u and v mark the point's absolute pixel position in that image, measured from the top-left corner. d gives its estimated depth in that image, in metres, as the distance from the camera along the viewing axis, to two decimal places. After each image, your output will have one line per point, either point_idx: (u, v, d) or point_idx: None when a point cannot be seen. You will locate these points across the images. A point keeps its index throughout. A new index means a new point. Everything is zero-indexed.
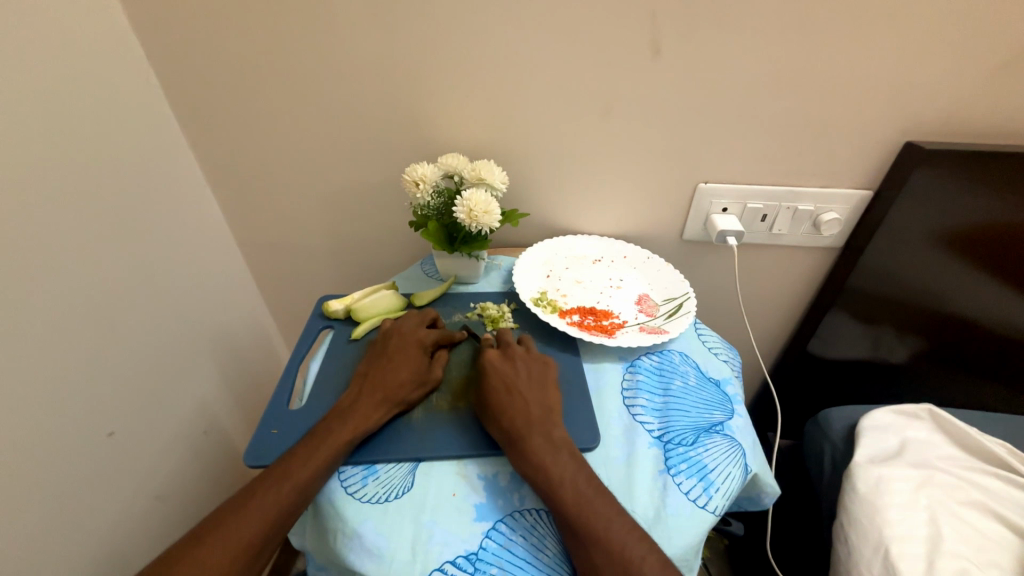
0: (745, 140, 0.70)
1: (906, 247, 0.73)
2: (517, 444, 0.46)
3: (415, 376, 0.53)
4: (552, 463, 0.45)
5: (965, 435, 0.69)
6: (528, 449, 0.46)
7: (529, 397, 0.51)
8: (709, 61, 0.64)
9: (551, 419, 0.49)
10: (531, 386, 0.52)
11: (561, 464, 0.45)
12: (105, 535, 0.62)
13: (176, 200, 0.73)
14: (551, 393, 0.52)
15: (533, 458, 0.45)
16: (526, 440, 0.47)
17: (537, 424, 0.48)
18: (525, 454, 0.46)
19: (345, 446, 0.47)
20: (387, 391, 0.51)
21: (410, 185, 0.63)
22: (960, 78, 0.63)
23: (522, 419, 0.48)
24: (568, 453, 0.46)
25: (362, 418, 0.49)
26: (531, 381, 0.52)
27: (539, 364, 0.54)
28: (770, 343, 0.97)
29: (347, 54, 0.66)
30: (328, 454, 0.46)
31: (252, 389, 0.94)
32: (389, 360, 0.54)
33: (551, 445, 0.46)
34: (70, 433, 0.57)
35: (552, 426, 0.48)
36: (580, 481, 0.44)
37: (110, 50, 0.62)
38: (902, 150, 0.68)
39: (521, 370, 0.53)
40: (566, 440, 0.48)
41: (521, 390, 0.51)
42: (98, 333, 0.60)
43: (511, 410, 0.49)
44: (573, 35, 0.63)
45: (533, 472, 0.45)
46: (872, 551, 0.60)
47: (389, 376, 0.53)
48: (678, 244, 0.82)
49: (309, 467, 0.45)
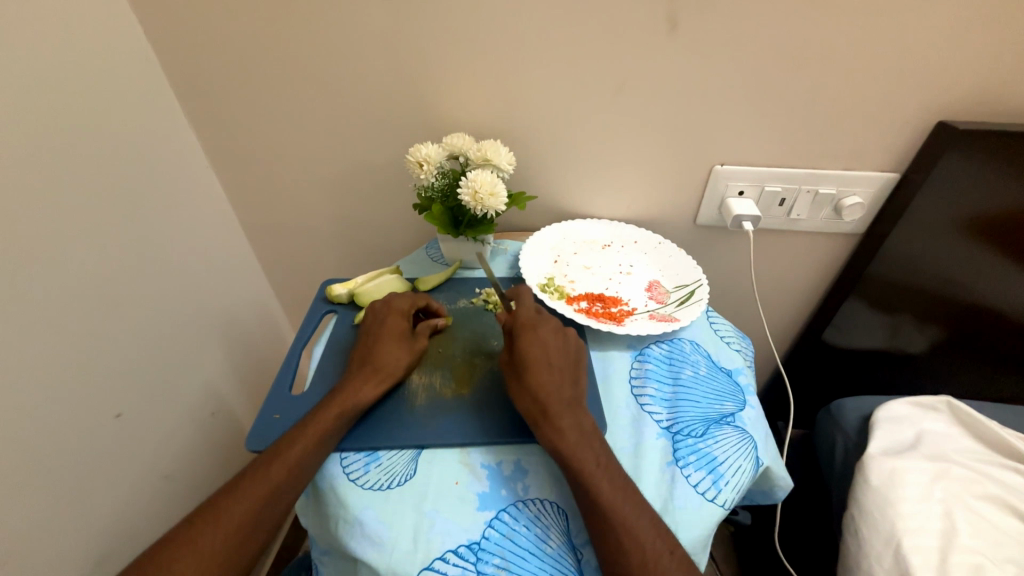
0: (766, 120, 0.67)
1: (932, 233, 0.70)
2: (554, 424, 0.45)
3: (405, 354, 0.53)
4: (585, 448, 0.44)
5: (986, 428, 0.67)
6: (565, 430, 0.45)
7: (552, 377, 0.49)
8: (730, 37, 0.60)
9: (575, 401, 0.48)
10: (568, 367, 0.51)
11: (592, 449, 0.44)
12: (115, 514, 0.63)
13: (178, 183, 0.72)
14: (584, 378, 0.51)
15: (571, 440, 0.44)
16: (563, 421, 0.45)
17: (572, 406, 0.47)
18: (564, 437, 0.44)
19: (335, 423, 0.47)
20: (376, 367, 0.52)
21: (415, 166, 0.61)
22: (1003, 53, 0.58)
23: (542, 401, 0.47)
24: (601, 441, 0.46)
25: (353, 393, 0.49)
26: (568, 363, 0.51)
27: (573, 343, 0.53)
28: (782, 330, 0.94)
29: (350, 30, 0.64)
30: (317, 432, 0.46)
31: (259, 372, 0.95)
32: (374, 337, 0.54)
33: (585, 430, 0.46)
34: (77, 416, 0.57)
35: (585, 411, 0.48)
36: (604, 470, 0.43)
37: (105, 23, 0.60)
38: (933, 131, 0.65)
39: (560, 349, 0.51)
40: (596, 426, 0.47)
41: (558, 368, 0.50)
42: (103, 315, 0.60)
43: (548, 388, 0.47)
44: (586, 9, 0.60)
45: (568, 455, 0.44)
46: (882, 544, 0.58)
47: (380, 352, 0.53)
48: (690, 229, 0.80)
49: (299, 447, 0.45)
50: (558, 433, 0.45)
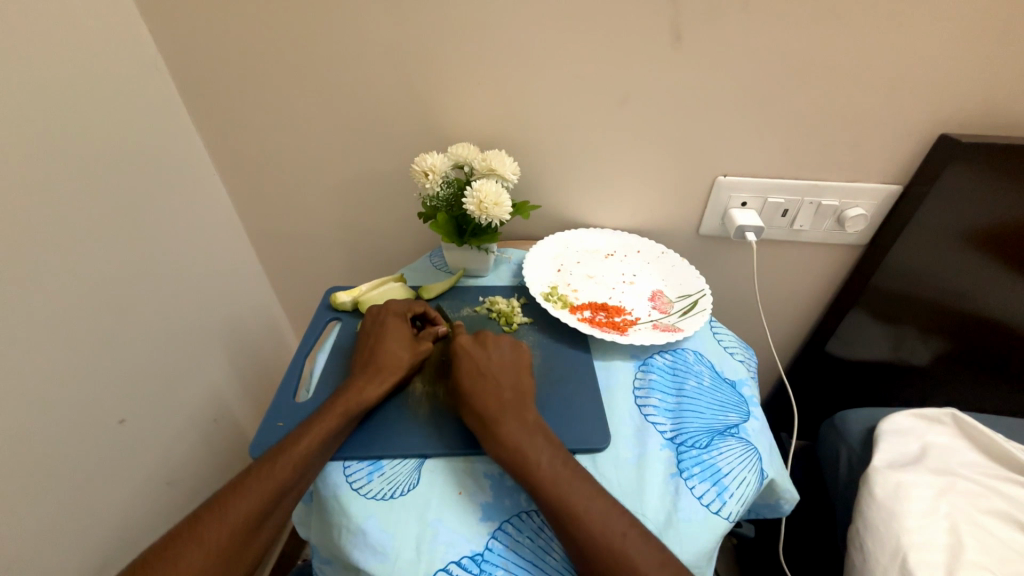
0: (767, 132, 0.67)
1: (934, 245, 0.70)
2: (490, 430, 0.45)
3: (409, 355, 0.54)
4: (525, 447, 0.44)
5: (991, 442, 0.66)
6: (502, 435, 0.45)
7: (501, 381, 0.50)
8: (730, 50, 0.61)
9: (525, 402, 0.48)
10: (506, 369, 0.51)
11: (534, 446, 0.44)
12: (117, 520, 0.63)
13: (186, 190, 0.73)
14: (525, 378, 0.51)
15: (507, 445, 0.44)
16: (499, 425, 0.45)
17: (509, 408, 0.47)
18: (501, 441, 0.44)
19: (341, 421, 0.47)
20: (379, 366, 0.52)
21: (420, 175, 0.62)
22: (1001, 68, 0.59)
23: (493, 402, 0.47)
24: (544, 437, 0.45)
25: (357, 394, 0.50)
26: (504, 365, 0.51)
27: (511, 345, 0.54)
28: (785, 341, 0.94)
29: (355, 40, 0.65)
30: (322, 429, 0.46)
31: (262, 378, 0.95)
32: (376, 337, 0.55)
33: (524, 429, 0.45)
34: (81, 421, 0.57)
35: (525, 409, 0.47)
36: (550, 466, 0.43)
37: (116, 34, 0.61)
38: (935, 144, 0.65)
39: (493, 355, 0.52)
40: (540, 422, 0.47)
41: (491, 372, 0.50)
42: (109, 319, 0.61)
43: (481, 395, 0.48)
44: (588, 23, 0.61)
45: (508, 460, 0.44)
46: (888, 558, 0.58)
47: (383, 354, 0.53)
48: (693, 239, 0.80)
49: (304, 446, 0.45)
50: (494, 441, 0.45)
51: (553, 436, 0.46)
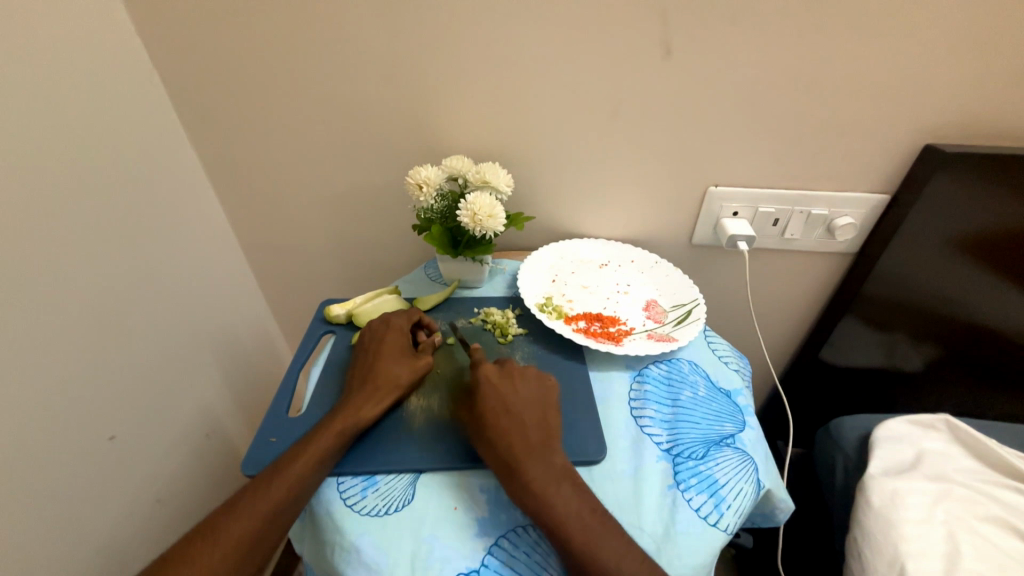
0: (757, 143, 0.68)
1: (923, 252, 0.71)
2: (517, 477, 0.43)
3: (405, 369, 0.53)
4: (553, 497, 0.42)
5: (984, 447, 0.67)
6: (530, 483, 0.43)
7: (528, 419, 0.48)
8: (718, 64, 0.62)
9: (550, 443, 0.47)
10: (531, 407, 0.49)
11: (562, 497, 0.42)
12: (105, 540, 0.61)
13: (179, 203, 0.73)
14: (552, 416, 0.49)
15: (535, 493, 0.42)
16: (527, 471, 0.44)
17: (536, 452, 0.45)
18: (528, 489, 0.43)
19: (337, 439, 0.47)
20: (377, 383, 0.52)
21: (414, 188, 0.62)
22: (981, 79, 0.60)
23: (519, 444, 0.45)
24: (572, 485, 0.44)
25: (353, 411, 0.49)
26: (531, 403, 0.49)
27: (538, 380, 0.52)
28: (779, 348, 0.95)
29: (349, 56, 0.65)
30: (319, 448, 0.46)
31: (255, 392, 0.93)
32: (373, 353, 0.55)
33: (552, 475, 0.44)
34: (70, 438, 0.56)
35: (552, 453, 0.46)
36: (578, 521, 0.41)
37: (109, 48, 0.61)
38: (920, 154, 0.66)
39: (520, 390, 0.50)
40: (568, 468, 0.45)
41: (519, 411, 0.48)
42: (99, 334, 0.60)
43: (508, 437, 0.46)
44: (579, 38, 0.62)
45: (535, 509, 0.42)
46: (886, 567, 0.57)
47: (381, 369, 0.53)
48: (687, 249, 0.81)
49: (299, 464, 0.45)
50: (520, 489, 0.43)
51: (581, 483, 0.44)
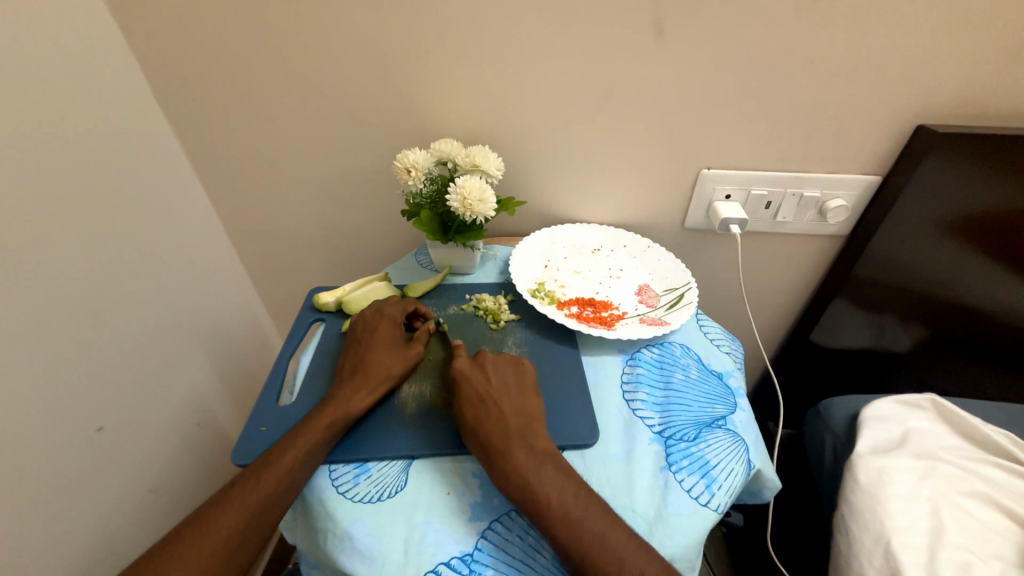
0: (751, 124, 0.68)
1: (914, 234, 0.71)
2: (496, 462, 0.44)
3: (397, 360, 0.53)
4: (535, 480, 0.42)
5: (968, 425, 0.68)
6: (510, 467, 0.43)
7: (505, 407, 0.48)
8: (713, 44, 0.61)
9: (530, 428, 0.47)
10: (508, 395, 0.49)
11: (544, 480, 0.43)
12: (97, 530, 0.61)
13: (163, 190, 0.71)
14: (530, 402, 0.49)
15: (514, 477, 0.43)
16: (506, 456, 0.44)
17: (515, 437, 0.45)
18: (509, 473, 0.43)
19: (328, 430, 0.47)
20: (368, 373, 0.51)
21: (403, 172, 0.60)
22: (977, 59, 0.60)
23: (496, 432, 0.45)
24: (554, 466, 0.44)
25: (344, 402, 0.49)
26: (506, 390, 0.49)
27: (513, 366, 0.52)
28: (770, 331, 0.95)
29: (335, 35, 0.63)
30: (310, 439, 0.46)
31: (246, 381, 0.93)
32: (365, 344, 0.54)
33: (533, 459, 0.44)
34: (58, 431, 0.55)
35: (532, 437, 0.46)
36: (561, 501, 0.41)
37: (84, 27, 0.58)
38: (913, 135, 0.66)
39: (494, 378, 0.50)
40: (549, 450, 0.45)
41: (496, 398, 0.48)
42: (85, 326, 0.59)
43: (485, 423, 0.46)
44: (573, 17, 0.60)
45: (517, 494, 0.42)
46: (872, 541, 0.59)
47: (371, 360, 0.53)
48: (679, 233, 0.80)
49: (290, 456, 0.44)
50: (501, 474, 0.43)
51: (564, 464, 0.44)
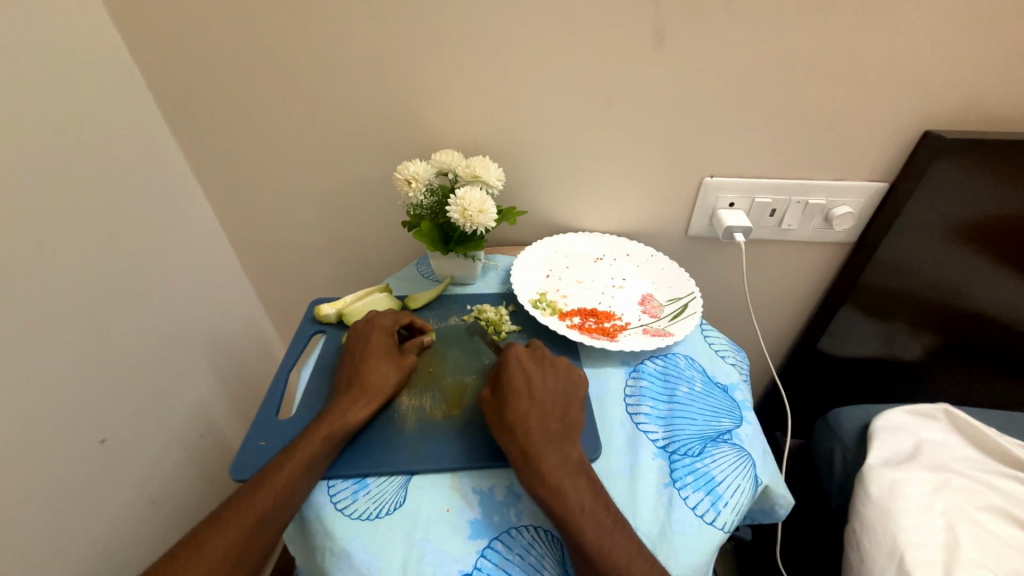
0: (753, 133, 0.67)
1: (922, 241, 0.70)
2: (532, 462, 0.43)
3: (393, 371, 0.52)
4: (564, 487, 0.42)
5: (983, 437, 0.66)
6: (546, 471, 0.43)
7: (550, 410, 0.47)
8: (712, 53, 0.61)
9: (569, 436, 0.46)
10: (555, 399, 0.49)
11: (574, 488, 0.42)
12: (99, 543, 0.61)
13: (167, 204, 0.71)
14: (575, 409, 0.49)
15: (550, 483, 0.42)
16: (543, 458, 0.43)
17: (555, 442, 0.45)
18: (542, 477, 0.42)
19: (324, 445, 0.46)
20: (364, 385, 0.51)
21: (403, 183, 0.60)
22: (983, 64, 0.59)
23: (540, 433, 0.45)
24: (586, 480, 0.43)
25: (339, 416, 0.48)
26: (557, 393, 0.49)
27: (567, 370, 0.51)
28: (777, 340, 0.94)
29: (336, 49, 0.64)
30: (305, 456, 0.45)
31: (250, 392, 0.93)
32: (359, 355, 0.54)
33: (566, 467, 0.43)
34: (61, 445, 0.55)
35: (570, 446, 0.45)
36: (592, 518, 0.41)
37: (88, 44, 0.59)
38: (920, 141, 0.65)
39: (549, 379, 0.50)
40: (583, 462, 0.45)
41: (544, 399, 0.48)
42: (86, 338, 0.59)
43: (531, 423, 0.45)
44: (571, 28, 0.61)
45: (546, 498, 0.42)
46: (885, 557, 0.57)
47: (368, 371, 0.52)
48: (682, 241, 0.80)
49: (285, 473, 0.44)
50: (538, 478, 0.42)
51: (595, 478, 0.44)
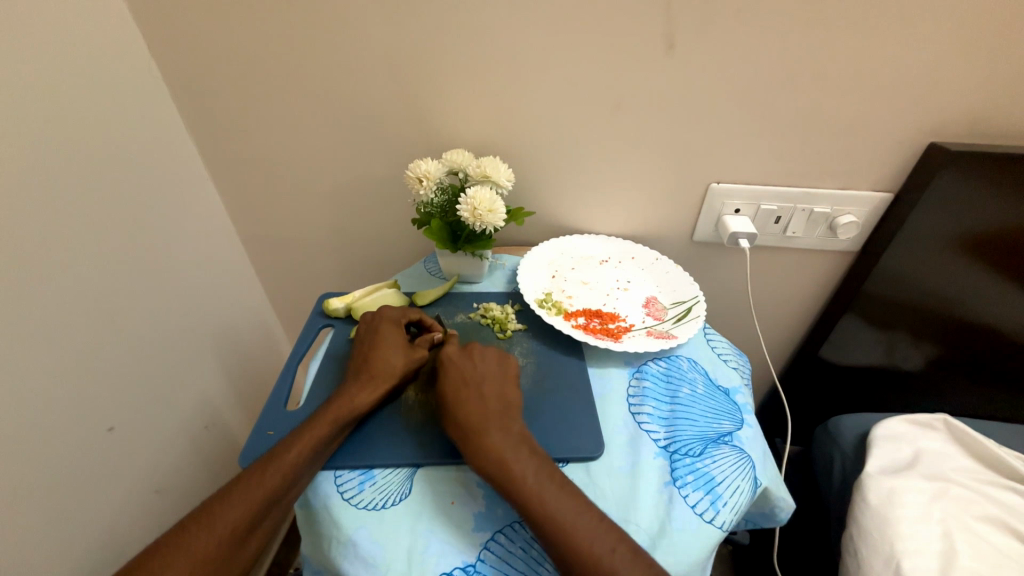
0: (760, 141, 0.68)
1: (926, 251, 0.70)
2: (473, 436, 0.44)
3: (400, 360, 0.53)
4: (507, 455, 0.43)
5: (981, 447, 0.67)
6: (487, 443, 0.44)
7: (487, 390, 0.48)
8: (720, 62, 0.62)
9: (509, 411, 0.47)
10: (492, 380, 0.50)
11: (519, 457, 0.43)
12: (103, 529, 0.61)
13: (179, 196, 0.73)
14: (512, 389, 0.50)
15: (492, 454, 0.43)
16: (483, 432, 0.44)
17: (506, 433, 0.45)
18: (483, 449, 0.43)
19: (332, 428, 0.47)
20: (373, 373, 0.52)
21: (414, 181, 0.61)
22: (988, 79, 0.60)
23: (476, 409, 0.46)
24: (529, 449, 0.44)
25: (348, 402, 0.49)
26: (493, 376, 0.50)
27: (500, 359, 0.53)
28: (779, 346, 0.95)
29: (350, 49, 0.65)
30: (313, 437, 0.46)
31: (255, 385, 0.94)
32: (370, 344, 0.55)
33: (509, 439, 0.44)
34: (71, 430, 0.57)
35: (511, 419, 0.46)
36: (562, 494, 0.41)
37: (109, 39, 0.61)
38: (925, 153, 0.66)
39: (482, 366, 0.51)
40: (526, 435, 0.46)
41: (479, 382, 0.49)
42: (97, 326, 0.60)
43: (468, 402, 0.47)
44: (582, 34, 0.62)
45: (491, 467, 0.42)
46: (882, 565, 0.58)
47: (376, 358, 0.53)
48: (688, 246, 0.81)
49: (295, 453, 0.45)
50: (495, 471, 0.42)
51: (539, 449, 0.45)
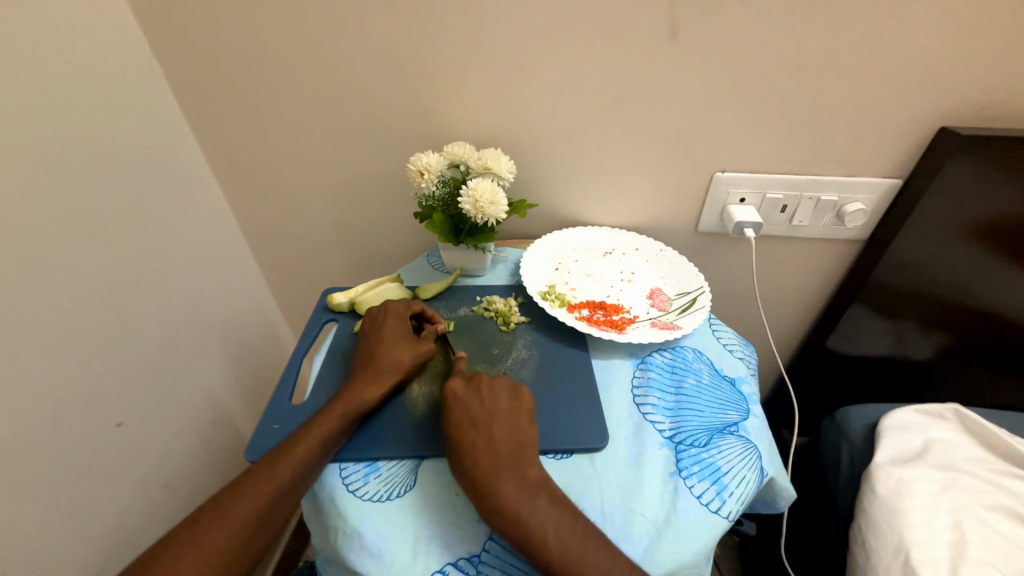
0: (765, 128, 0.67)
1: (935, 238, 0.69)
2: (486, 494, 0.42)
3: (406, 354, 0.53)
4: (526, 511, 0.41)
5: (993, 436, 0.66)
6: (502, 498, 0.42)
7: (497, 433, 0.46)
8: (724, 48, 0.61)
9: (523, 456, 0.45)
10: (503, 418, 0.47)
11: (537, 511, 0.41)
12: (114, 522, 0.62)
13: (182, 192, 0.73)
14: (525, 426, 0.47)
15: (508, 513, 0.41)
16: (497, 487, 0.42)
17: (507, 467, 0.44)
18: (499, 508, 0.41)
19: (339, 422, 0.47)
20: (379, 368, 0.52)
21: (415, 174, 0.61)
22: (1001, 60, 0.58)
23: (488, 460, 0.44)
24: (547, 501, 0.42)
25: (355, 397, 0.49)
26: (502, 413, 0.48)
27: (509, 391, 0.49)
28: (786, 337, 0.94)
29: (350, 41, 0.65)
30: (321, 432, 0.46)
31: (261, 380, 0.94)
32: (375, 339, 0.55)
33: (525, 491, 0.42)
34: (80, 425, 0.57)
35: (525, 466, 0.44)
36: (558, 536, 0.40)
37: (109, 35, 0.61)
38: (935, 137, 0.64)
39: (489, 401, 0.48)
40: (543, 481, 0.44)
41: (488, 424, 0.46)
42: (104, 323, 0.61)
43: (477, 451, 0.44)
44: (584, 22, 0.61)
45: (510, 527, 0.41)
46: (890, 555, 0.57)
47: (381, 353, 0.53)
48: (692, 236, 0.80)
49: (304, 447, 0.45)
50: (490, 506, 0.41)
51: (559, 496, 0.43)
